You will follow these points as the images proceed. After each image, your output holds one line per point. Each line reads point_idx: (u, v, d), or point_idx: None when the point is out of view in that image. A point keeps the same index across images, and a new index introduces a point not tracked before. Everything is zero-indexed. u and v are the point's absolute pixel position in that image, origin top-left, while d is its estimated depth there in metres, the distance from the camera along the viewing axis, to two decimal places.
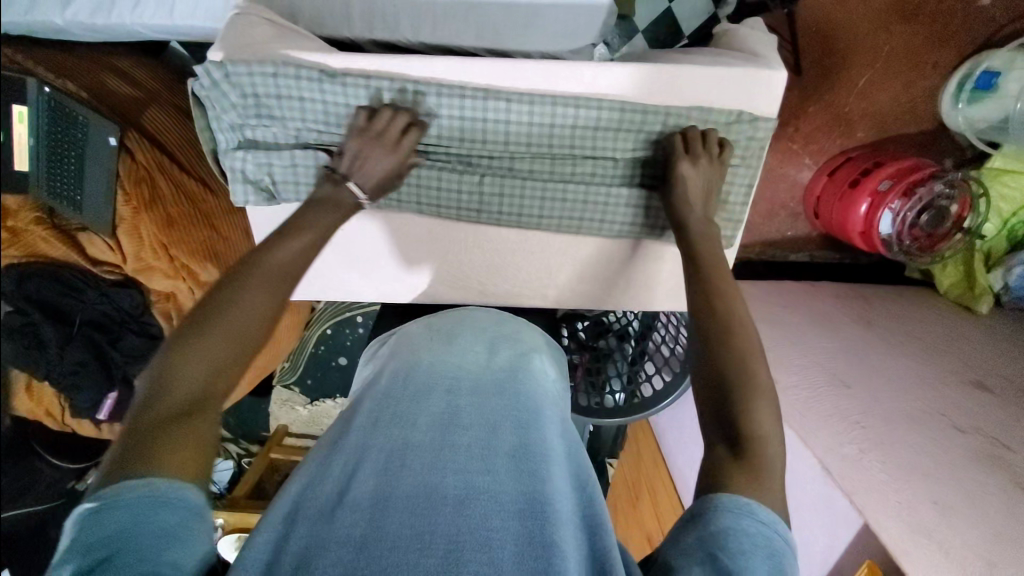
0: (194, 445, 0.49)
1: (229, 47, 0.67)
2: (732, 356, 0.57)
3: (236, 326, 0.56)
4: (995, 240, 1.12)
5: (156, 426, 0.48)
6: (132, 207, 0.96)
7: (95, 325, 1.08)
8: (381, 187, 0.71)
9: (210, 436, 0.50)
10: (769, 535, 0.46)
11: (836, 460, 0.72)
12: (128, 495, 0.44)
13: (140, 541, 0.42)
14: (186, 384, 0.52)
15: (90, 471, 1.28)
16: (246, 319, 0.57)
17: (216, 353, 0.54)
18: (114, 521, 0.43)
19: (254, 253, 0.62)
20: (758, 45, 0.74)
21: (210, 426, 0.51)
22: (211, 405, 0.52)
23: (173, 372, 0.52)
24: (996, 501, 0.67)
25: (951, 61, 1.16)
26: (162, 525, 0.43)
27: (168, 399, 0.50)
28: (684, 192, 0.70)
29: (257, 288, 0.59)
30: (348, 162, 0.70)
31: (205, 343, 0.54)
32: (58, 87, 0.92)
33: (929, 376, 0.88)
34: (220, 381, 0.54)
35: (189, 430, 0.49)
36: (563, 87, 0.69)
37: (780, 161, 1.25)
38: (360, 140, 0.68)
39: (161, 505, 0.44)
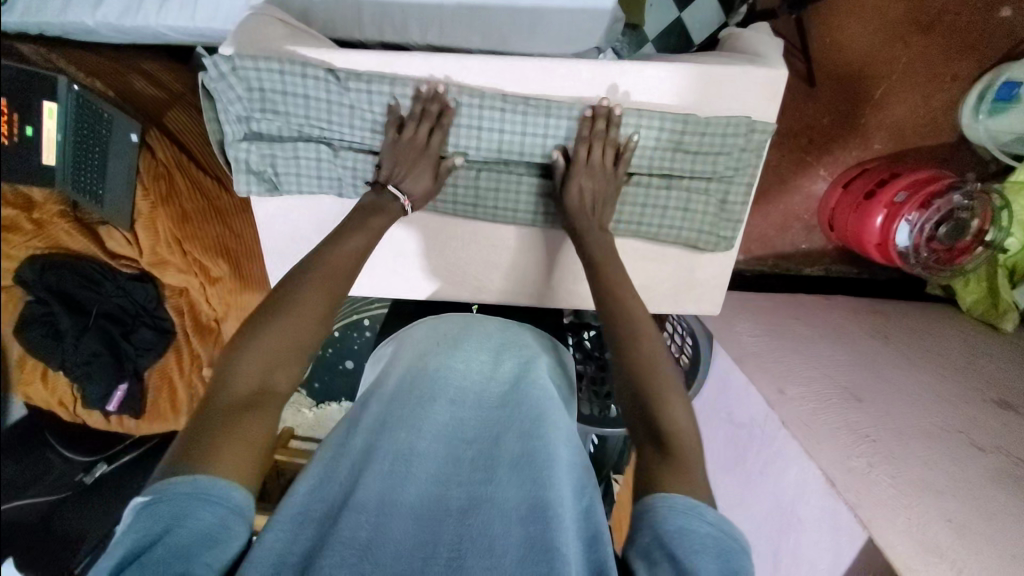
0: (248, 438, 0.52)
1: (240, 43, 0.71)
2: (637, 356, 0.63)
3: (294, 327, 0.60)
4: (1020, 254, 1.07)
5: (223, 420, 0.52)
6: (150, 201, 1.00)
7: (112, 317, 1.11)
8: (422, 198, 0.74)
9: (267, 430, 0.54)
10: (716, 534, 0.50)
11: (843, 471, 0.69)
12: (177, 492, 0.47)
13: (184, 537, 0.45)
14: (248, 382, 0.56)
15: (98, 463, 1.29)
16: (301, 324, 0.61)
17: (271, 351, 0.58)
18: (160, 517, 0.45)
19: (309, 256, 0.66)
20: (762, 47, 0.74)
21: (264, 420, 0.54)
22: (270, 401, 0.56)
23: (238, 370, 0.56)
24: (1019, 522, 0.63)
25: (971, 72, 1.14)
26: (200, 524, 0.46)
27: (234, 395, 0.55)
28: (575, 197, 0.72)
29: (311, 294, 0.62)
30: (393, 165, 0.72)
31: (269, 343, 0.58)
32: (86, 85, 0.96)
33: (947, 392, 0.84)
34: (280, 381, 0.58)
35: (248, 425, 0.53)
36: (558, 84, 0.71)
37: (794, 172, 1.23)
38: (408, 150, 0.71)
39: (205, 505, 0.47)
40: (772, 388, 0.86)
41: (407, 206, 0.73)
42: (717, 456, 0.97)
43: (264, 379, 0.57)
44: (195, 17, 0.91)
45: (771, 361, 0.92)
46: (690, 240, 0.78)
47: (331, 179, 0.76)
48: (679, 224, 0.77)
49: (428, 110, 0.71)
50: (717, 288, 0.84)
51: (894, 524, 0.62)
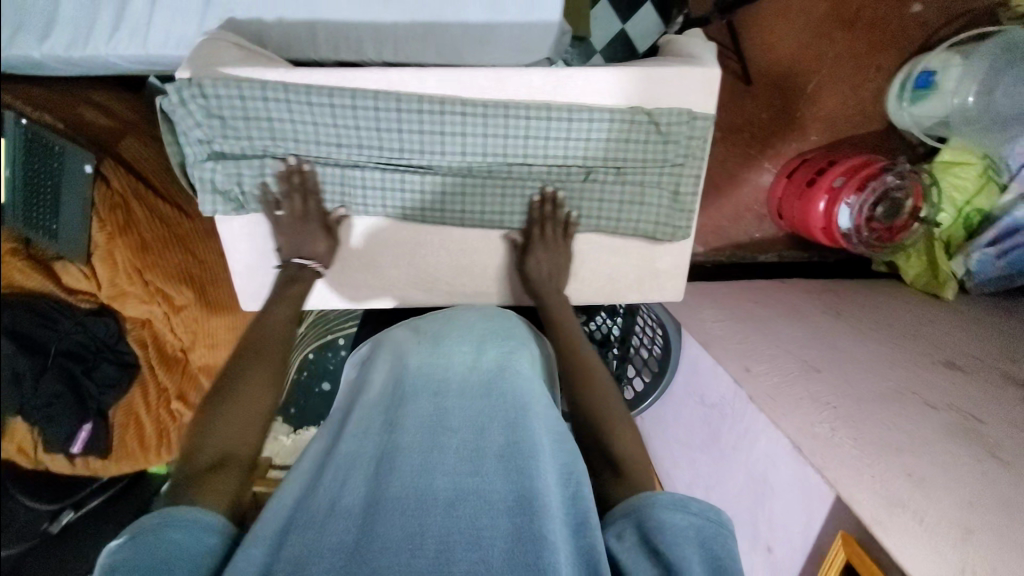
0: (219, 491, 0.56)
1: (196, 65, 0.71)
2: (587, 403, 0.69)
3: (252, 397, 0.65)
4: (952, 228, 1.15)
5: (192, 477, 0.57)
6: (106, 233, 0.99)
7: (71, 354, 1.06)
8: (330, 256, 0.80)
9: (237, 484, 0.58)
10: (699, 524, 0.53)
11: (809, 439, 0.73)
12: (154, 522, 0.51)
13: (161, 556, 0.48)
14: (213, 447, 0.60)
15: (66, 510, 1.23)
16: (259, 394, 0.66)
17: (233, 419, 0.63)
18: (137, 546, 0.49)
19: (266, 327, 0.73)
20: (698, 49, 0.79)
21: (234, 475, 0.59)
22: (233, 461, 0.60)
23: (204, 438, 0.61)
24: (970, 470, 0.68)
25: (893, 64, 1.23)
26: (177, 543, 0.50)
27: (203, 458, 0.59)
28: (534, 267, 0.80)
29: (267, 364, 0.69)
30: (288, 244, 0.78)
31: (228, 411, 0.63)
32: (34, 118, 0.91)
33: (898, 358, 0.89)
34: (245, 445, 0.62)
35: (216, 481, 0.57)
36: (512, 92, 0.74)
37: (743, 166, 1.30)
38: (292, 224, 0.76)
39: (179, 526, 0.51)
40: (738, 368, 0.89)
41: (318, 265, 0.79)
42: (693, 440, 1.00)
43: (230, 444, 0.61)
44: (148, 44, 0.88)
45: (735, 343, 0.97)
46: (649, 232, 0.82)
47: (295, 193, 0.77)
48: (637, 218, 0.81)
49: (390, 115, 0.73)
50: (678, 276, 0.88)
51: (860, 481, 0.66)
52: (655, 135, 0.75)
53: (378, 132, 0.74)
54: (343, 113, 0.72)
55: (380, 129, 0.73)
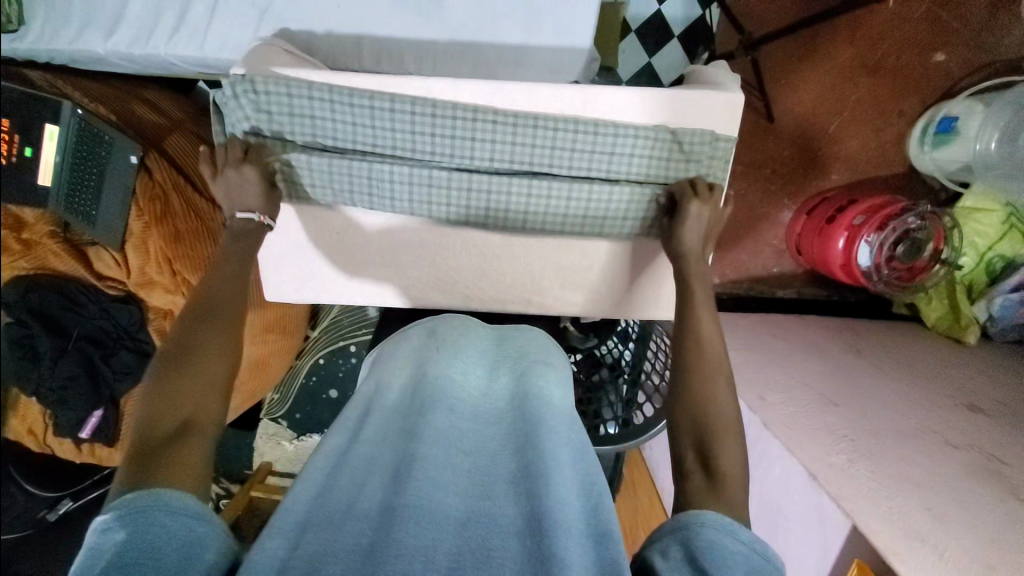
0: (186, 465, 0.54)
1: (249, 63, 0.76)
2: (700, 385, 0.63)
3: (206, 363, 0.62)
4: (974, 273, 1.14)
5: (155, 449, 0.54)
6: (143, 221, 1.03)
7: (92, 339, 1.09)
8: (270, 207, 0.78)
9: (202, 457, 0.56)
10: (748, 553, 0.49)
11: (824, 467, 0.71)
12: (136, 507, 0.48)
13: (150, 545, 0.47)
14: (172, 414, 0.57)
15: (63, 500, 1.22)
16: (215, 356, 0.63)
17: (188, 387, 0.59)
18: (128, 530, 0.47)
19: (216, 287, 0.69)
20: (723, 78, 0.82)
21: (195, 446, 0.56)
22: (194, 430, 0.57)
23: (155, 407, 0.57)
24: (995, 511, 0.65)
25: (915, 110, 1.25)
26: (169, 531, 0.48)
27: (160, 428, 0.56)
28: (686, 229, 0.76)
29: (218, 326, 0.65)
30: (230, 199, 0.76)
31: (185, 379, 0.60)
32: (90, 110, 0.99)
33: (919, 397, 0.87)
34: (205, 409, 0.60)
35: (183, 453, 0.54)
36: (541, 107, 0.77)
37: (762, 201, 1.31)
38: (230, 174, 0.74)
39: (167, 513, 0.49)
40: (753, 395, 0.88)
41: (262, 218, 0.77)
42: None
43: (190, 411, 0.58)
44: (204, 47, 0.94)
45: (751, 372, 0.95)
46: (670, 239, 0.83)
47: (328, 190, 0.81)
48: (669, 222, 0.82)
49: (424, 120, 0.76)
50: None
51: (874, 511, 0.64)
52: (678, 152, 0.77)
53: (411, 137, 0.77)
54: (381, 118, 0.76)
55: (414, 135, 0.77)
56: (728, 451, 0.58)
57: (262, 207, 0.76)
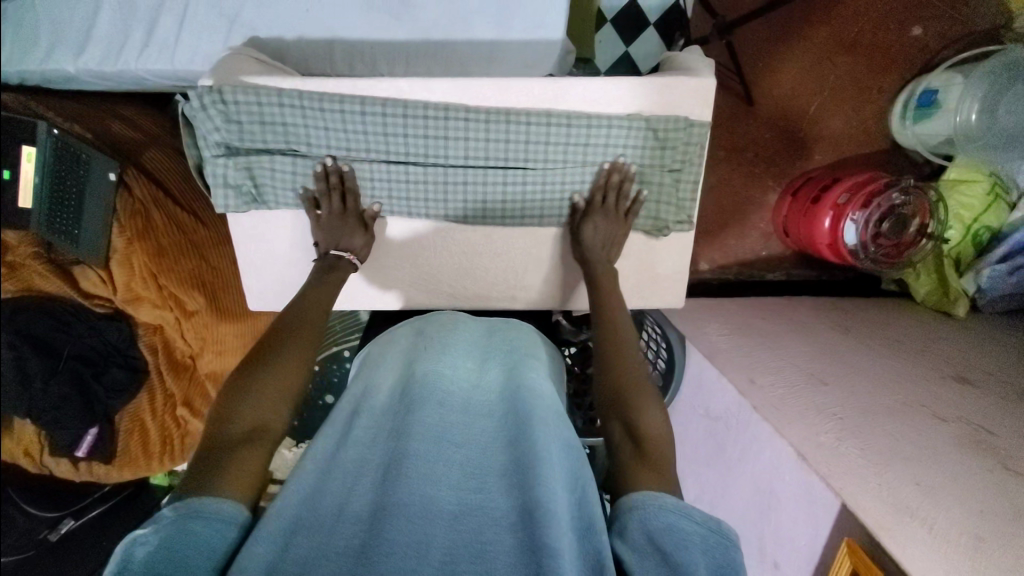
0: (245, 471, 0.57)
1: (217, 74, 0.75)
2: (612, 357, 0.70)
3: (281, 376, 0.66)
4: (961, 245, 1.14)
5: (223, 451, 0.58)
6: (126, 238, 1.04)
7: (83, 358, 1.10)
8: (364, 250, 0.83)
9: (262, 462, 0.60)
10: (702, 534, 0.52)
11: (813, 447, 0.71)
12: (173, 516, 0.51)
13: (183, 553, 0.49)
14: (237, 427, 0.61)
15: (65, 519, 1.23)
16: (280, 372, 0.66)
17: (264, 397, 0.64)
18: (159, 539, 0.49)
19: (291, 313, 0.73)
20: (696, 63, 0.81)
21: (259, 452, 0.60)
22: (263, 437, 0.61)
23: (233, 413, 0.61)
24: (983, 481, 0.65)
25: (894, 85, 1.25)
26: (199, 538, 0.51)
27: (232, 432, 0.60)
28: (589, 234, 0.80)
29: (298, 348, 0.69)
30: (324, 236, 0.81)
31: (260, 390, 0.64)
32: (65, 128, 0.99)
33: (907, 372, 0.87)
34: (270, 422, 0.63)
35: (245, 460, 0.58)
36: (514, 103, 0.77)
37: (747, 184, 1.31)
38: (332, 220, 0.80)
39: (202, 520, 0.51)
40: (742, 379, 0.88)
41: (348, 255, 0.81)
42: (700, 455, 0.98)
43: (256, 424, 0.62)
44: (175, 60, 0.93)
45: (740, 356, 0.95)
46: (648, 221, 0.83)
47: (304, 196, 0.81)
48: (658, 204, 0.82)
49: (398, 119, 0.75)
50: (678, 281, 0.89)
51: (862, 488, 0.64)
52: (653, 141, 0.77)
53: (384, 137, 0.77)
54: (355, 122, 0.76)
55: (388, 134, 0.76)
56: (648, 417, 0.63)
57: (359, 251, 0.82)
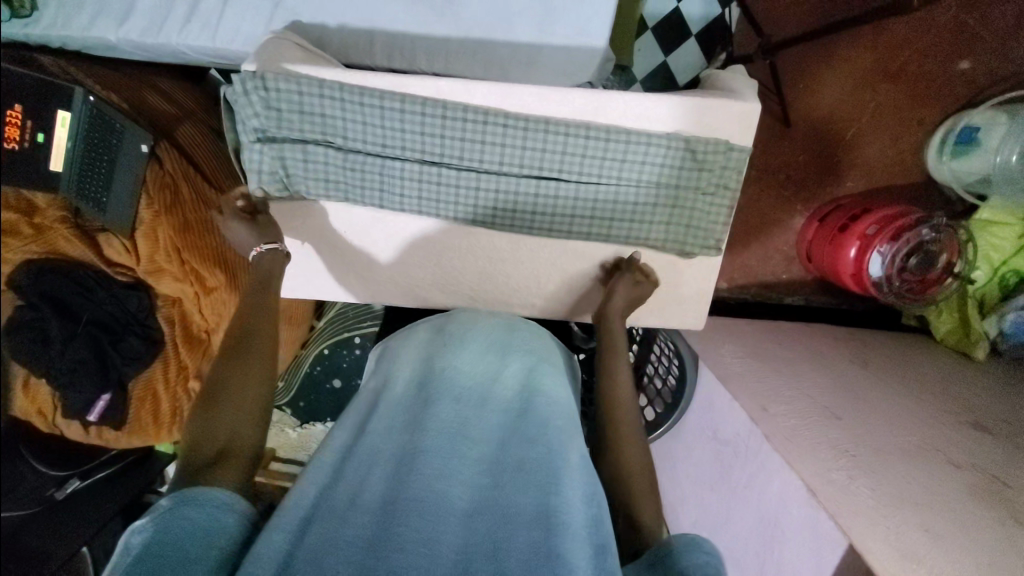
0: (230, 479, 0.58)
1: (261, 59, 0.75)
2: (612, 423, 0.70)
3: (246, 386, 0.66)
4: (987, 286, 1.13)
5: (202, 466, 0.59)
6: (153, 210, 1.04)
7: (102, 325, 1.10)
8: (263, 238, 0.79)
9: (244, 471, 0.61)
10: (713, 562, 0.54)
11: (825, 483, 0.71)
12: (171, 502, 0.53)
13: (178, 536, 0.50)
14: (208, 443, 0.61)
15: (71, 479, 1.27)
16: (246, 383, 0.66)
17: (233, 412, 0.64)
18: (154, 526, 0.50)
19: (263, 304, 0.74)
20: (740, 85, 0.80)
21: (238, 462, 0.61)
22: (235, 450, 0.62)
23: (206, 428, 0.62)
24: (995, 535, 0.65)
25: (935, 119, 1.23)
26: (193, 523, 0.52)
27: (208, 446, 0.61)
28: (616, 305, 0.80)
29: (263, 344, 0.70)
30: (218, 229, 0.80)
31: (229, 405, 0.64)
32: (102, 96, 0.99)
33: (924, 413, 0.86)
34: (242, 438, 0.63)
35: (228, 471, 0.59)
36: (553, 113, 0.76)
37: (773, 206, 1.30)
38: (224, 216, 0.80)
39: (195, 505, 0.53)
40: (755, 406, 0.88)
41: (264, 248, 0.78)
42: (705, 477, 0.98)
43: (227, 440, 0.62)
44: (215, 38, 0.93)
45: (755, 381, 0.95)
46: (679, 245, 0.82)
47: (337, 189, 0.81)
48: (702, 225, 0.81)
49: (437, 116, 0.75)
50: (700, 303, 0.89)
51: (872, 531, 0.64)
52: (691, 161, 0.76)
53: (421, 134, 0.76)
54: (394, 118, 0.75)
55: (425, 131, 0.76)
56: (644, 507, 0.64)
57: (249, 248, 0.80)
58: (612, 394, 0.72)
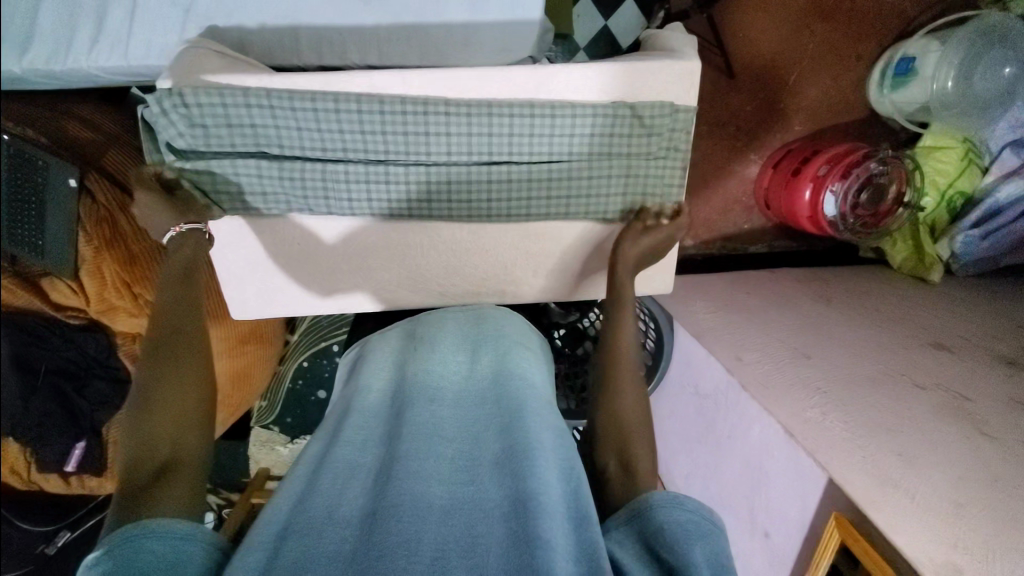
0: (178, 495, 0.55)
1: (176, 74, 0.71)
2: (616, 390, 0.68)
3: (183, 387, 0.62)
4: (936, 211, 1.17)
5: (145, 483, 0.55)
6: (94, 247, 0.99)
7: (64, 372, 1.05)
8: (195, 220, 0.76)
9: (192, 484, 0.57)
10: (696, 519, 0.54)
11: (800, 422, 0.74)
12: (128, 535, 0.49)
13: (140, 569, 0.48)
14: (153, 453, 0.57)
15: (61, 531, 1.21)
16: (186, 379, 0.63)
17: (172, 415, 0.60)
18: (116, 559, 0.48)
19: (173, 303, 0.68)
20: (679, 43, 0.80)
21: (185, 473, 0.57)
22: (182, 459, 0.58)
23: (143, 436, 0.57)
24: (960, 447, 0.69)
25: (872, 53, 1.25)
26: (157, 555, 0.49)
27: (151, 458, 0.57)
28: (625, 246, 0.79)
29: (194, 346, 0.65)
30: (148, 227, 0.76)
31: (168, 409, 0.60)
32: (16, 134, 0.94)
33: (887, 340, 0.90)
34: (187, 444, 0.59)
35: (174, 485, 0.55)
36: (495, 95, 0.74)
37: (727, 159, 1.31)
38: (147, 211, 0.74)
39: (156, 538, 0.50)
40: (729, 357, 0.90)
41: (183, 228, 0.75)
42: (691, 432, 1.01)
43: (170, 448, 0.58)
44: (128, 56, 0.87)
45: (728, 333, 0.97)
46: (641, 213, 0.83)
47: (280, 203, 0.79)
48: (662, 191, 0.82)
49: (374, 110, 0.72)
50: (666, 267, 0.91)
51: (850, 464, 0.67)
52: (640, 128, 0.76)
53: (359, 131, 0.73)
54: (328, 120, 0.72)
55: (363, 127, 0.73)
56: (641, 456, 0.64)
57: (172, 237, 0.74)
58: (614, 339, 0.72)
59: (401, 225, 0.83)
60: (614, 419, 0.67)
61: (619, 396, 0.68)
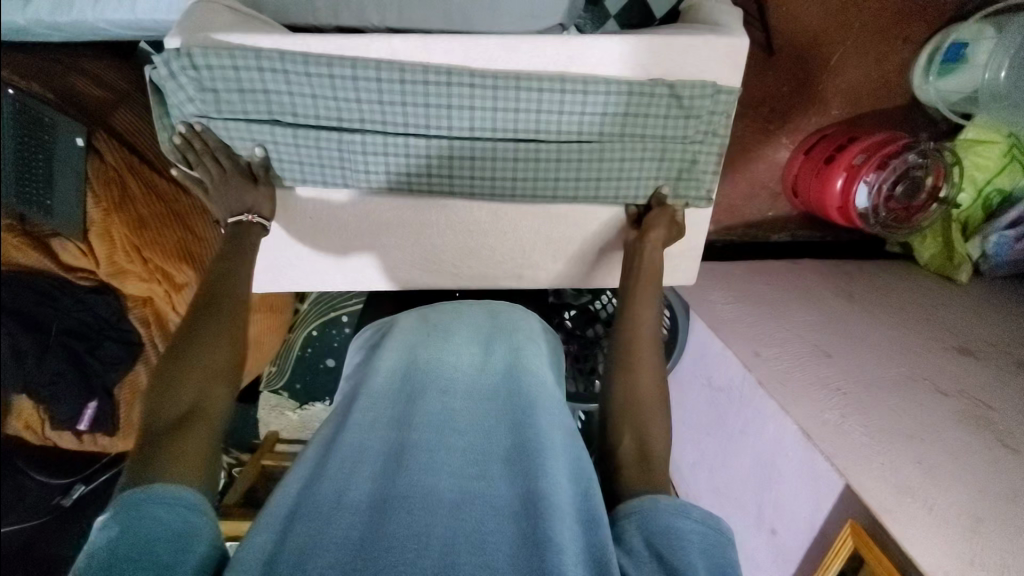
0: (188, 454, 0.51)
1: (185, 32, 0.67)
2: (631, 374, 0.65)
3: (214, 354, 0.59)
4: (970, 209, 1.13)
5: (159, 439, 0.52)
6: (103, 209, 0.96)
7: (74, 332, 1.03)
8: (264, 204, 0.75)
9: (206, 443, 0.54)
10: (700, 531, 0.51)
11: (818, 423, 0.73)
12: (132, 498, 0.46)
13: (144, 538, 0.44)
14: (171, 411, 0.54)
15: (76, 485, 1.25)
16: (219, 343, 0.60)
17: (202, 377, 0.57)
18: (122, 523, 0.45)
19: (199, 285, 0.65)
20: (726, 16, 0.74)
21: (200, 433, 0.54)
22: (201, 418, 0.55)
23: (168, 396, 0.55)
24: (982, 458, 0.68)
25: (921, 35, 1.18)
26: (161, 523, 0.46)
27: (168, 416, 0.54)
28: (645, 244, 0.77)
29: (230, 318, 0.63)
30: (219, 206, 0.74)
31: (201, 371, 0.58)
32: (22, 88, 0.90)
33: (911, 341, 0.88)
34: (208, 403, 0.57)
35: (186, 443, 0.52)
36: (523, 68, 0.70)
37: (757, 142, 1.25)
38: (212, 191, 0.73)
39: (158, 503, 0.46)
40: (749, 352, 0.89)
41: (255, 217, 0.74)
42: (703, 423, 1.01)
43: (188, 407, 0.55)
44: (137, 9, 0.84)
45: (747, 327, 0.95)
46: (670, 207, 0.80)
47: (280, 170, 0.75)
48: (694, 178, 0.78)
49: (396, 79, 0.69)
50: (690, 257, 0.88)
51: (870, 471, 0.67)
52: (678, 109, 0.72)
53: (378, 100, 0.70)
54: (347, 86, 0.69)
55: (383, 98, 0.70)
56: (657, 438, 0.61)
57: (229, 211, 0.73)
58: (633, 321, 0.70)
59: (423, 202, 0.80)
60: (626, 401, 0.64)
61: (636, 393, 0.64)
